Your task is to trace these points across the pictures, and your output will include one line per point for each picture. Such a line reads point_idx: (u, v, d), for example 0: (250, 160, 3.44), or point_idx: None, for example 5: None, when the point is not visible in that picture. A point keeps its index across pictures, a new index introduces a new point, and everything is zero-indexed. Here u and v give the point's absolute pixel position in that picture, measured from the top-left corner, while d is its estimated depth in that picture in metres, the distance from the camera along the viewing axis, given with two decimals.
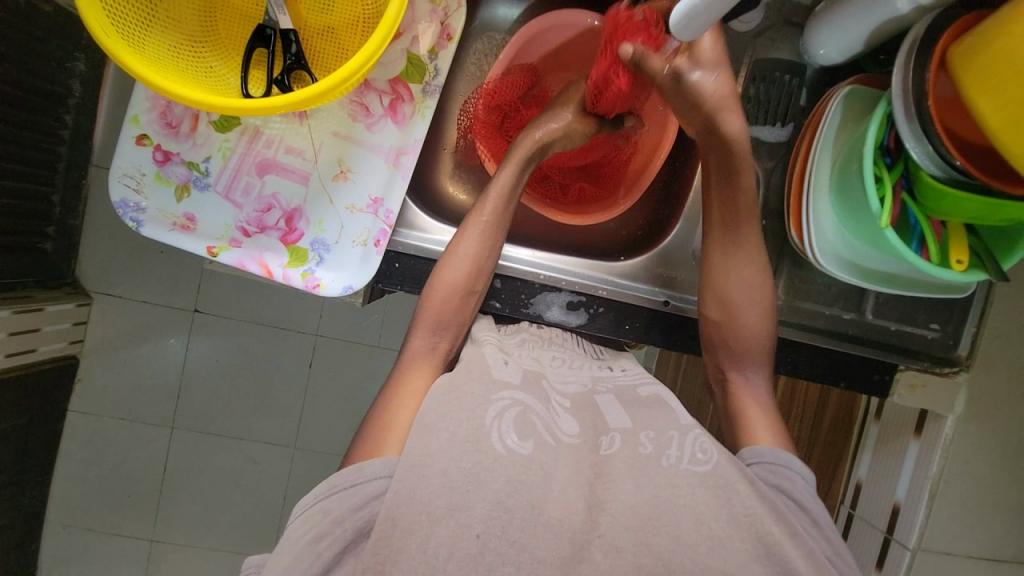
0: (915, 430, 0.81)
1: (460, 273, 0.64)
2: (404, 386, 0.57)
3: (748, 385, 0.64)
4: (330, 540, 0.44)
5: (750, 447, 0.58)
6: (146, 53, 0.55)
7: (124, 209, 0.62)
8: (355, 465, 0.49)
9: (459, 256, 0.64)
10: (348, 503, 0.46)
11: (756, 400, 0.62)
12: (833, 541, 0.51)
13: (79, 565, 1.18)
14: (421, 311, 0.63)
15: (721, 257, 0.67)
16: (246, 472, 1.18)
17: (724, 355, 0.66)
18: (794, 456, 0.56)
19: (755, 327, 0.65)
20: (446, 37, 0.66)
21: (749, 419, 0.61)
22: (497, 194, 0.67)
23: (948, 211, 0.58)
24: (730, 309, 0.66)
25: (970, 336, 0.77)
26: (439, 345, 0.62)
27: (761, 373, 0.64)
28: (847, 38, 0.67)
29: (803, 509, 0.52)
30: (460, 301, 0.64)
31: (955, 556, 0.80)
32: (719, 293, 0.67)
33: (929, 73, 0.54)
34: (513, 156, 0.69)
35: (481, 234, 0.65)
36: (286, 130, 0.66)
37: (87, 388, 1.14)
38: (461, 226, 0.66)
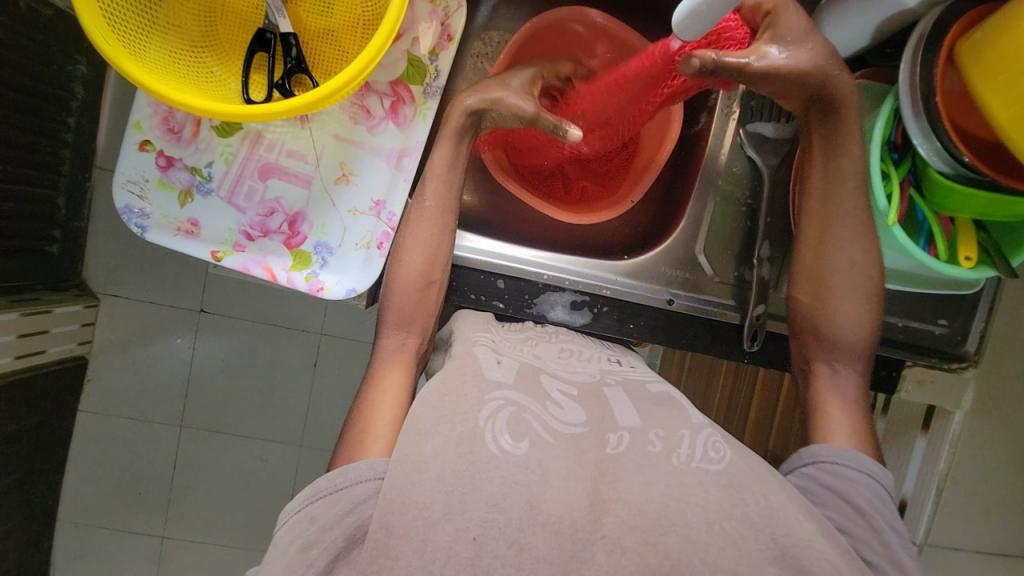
0: (923, 426, 0.80)
1: (414, 267, 0.63)
2: (380, 388, 0.57)
3: (835, 378, 0.60)
4: (321, 549, 0.44)
5: (808, 446, 0.57)
6: (147, 58, 0.55)
7: (129, 215, 0.62)
8: (341, 468, 0.49)
9: (409, 250, 0.63)
10: (340, 504, 0.46)
11: (843, 397, 0.59)
12: (891, 547, 0.48)
13: (92, 562, 1.20)
14: (384, 312, 0.63)
15: (819, 238, 0.61)
16: (254, 470, 1.19)
17: (812, 343, 0.62)
18: (861, 455, 0.54)
19: (851, 313, 0.60)
20: (446, 37, 0.66)
21: (825, 417, 0.58)
22: (434, 180, 0.65)
23: (956, 207, 0.57)
24: (822, 291, 0.61)
25: (979, 332, 0.75)
26: (408, 340, 0.62)
27: (854, 365, 0.60)
28: (854, 32, 0.66)
29: (859, 514, 0.50)
30: (421, 292, 0.64)
31: (957, 548, 0.80)
32: (813, 275, 0.61)
33: (936, 69, 0.54)
34: (445, 131, 0.66)
35: (426, 224, 0.64)
36: (287, 133, 0.65)
37: (95, 388, 1.15)
38: (405, 221, 0.65)
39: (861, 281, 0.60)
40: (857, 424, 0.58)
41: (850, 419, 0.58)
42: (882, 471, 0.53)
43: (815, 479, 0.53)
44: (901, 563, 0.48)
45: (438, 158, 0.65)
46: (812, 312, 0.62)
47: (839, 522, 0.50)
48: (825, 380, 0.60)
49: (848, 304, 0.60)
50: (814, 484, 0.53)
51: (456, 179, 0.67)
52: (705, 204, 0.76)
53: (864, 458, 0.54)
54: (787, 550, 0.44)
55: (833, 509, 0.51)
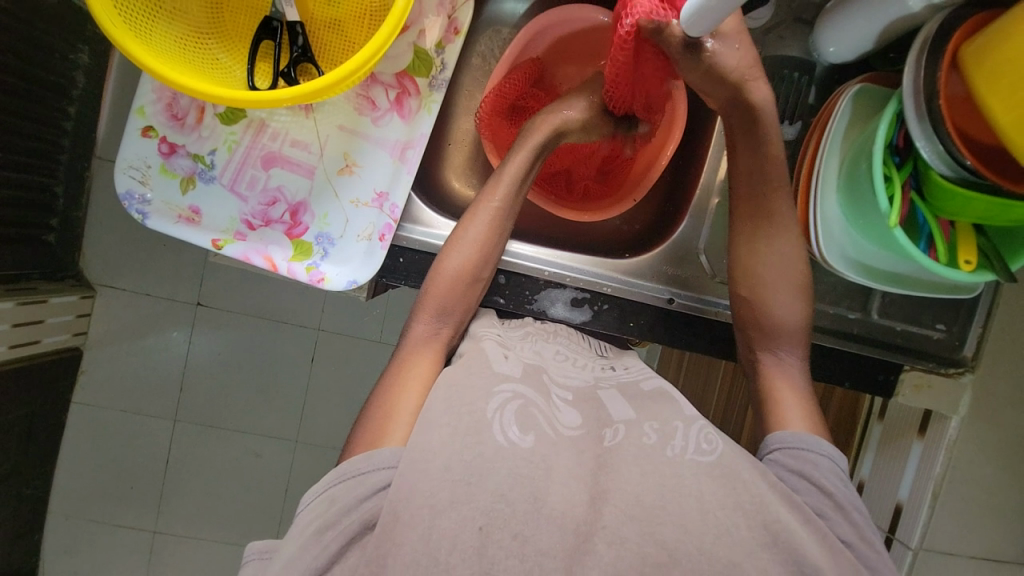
0: (919, 430, 0.81)
1: (465, 259, 0.64)
2: (408, 371, 0.57)
3: (780, 365, 0.64)
4: (338, 529, 0.44)
5: (772, 433, 0.58)
6: (153, 43, 0.54)
7: (130, 200, 0.62)
8: (365, 454, 0.49)
9: (465, 243, 0.64)
10: (356, 491, 0.46)
11: (789, 379, 0.63)
12: (858, 524, 0.50)
13: (82, 556, 1.19)
14: (425, 298, 0.63)
15: (751, 235, 0.67)
16: (248, 465, 1.18)
17: (755, 332, 0.66)
18: (820, 438, 0.56)
19: (788, 306, 0.65)
20: (453, 31, 0.66)
21: (779, 402, 0.61)
22: (511, 182, 0.67)
23: (956, 210, 0.57)
24: (760, 285, 0.66)
25: (977, 336, 0.76)
26: (441, 331, 0.62)
27: (794, 350, 0.65)
28: (857, 35, 0.66)
29: (826, 494, 0.52)
30: (466, 288, 0.64)
31: (952, 554, 0.80)
32: (752, 269, 0.67)
33: (941, 71, 0.54)
34: (525, 142, 0.69)
35: (489, 221, 0.66)
36: (292, 123, 0.65)
37: (89, 379, 1.14)
38: (470, 211, 0.66)
39: (789, 276, 0.66)
40: (807, 406, 0.61)
41: (801, 404, 0.61)
42: (840, 456, 0.55)
43: (782, 464, 0.55)
44: (871, 541, 0.50)
45: (513, 163, 0.67)
46: (755, 305, 0.66)
47: (811, 506, 0.51)
48: (772, 367, 0.64)
49: (781, 295, 0.65)
50: (780, 468, 0.54)
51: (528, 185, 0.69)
52: (707, 204, 0.76)
53: (824, 444, 0.56)
54: (789, 546, 0.44)
55: (807, 495, 0.52)
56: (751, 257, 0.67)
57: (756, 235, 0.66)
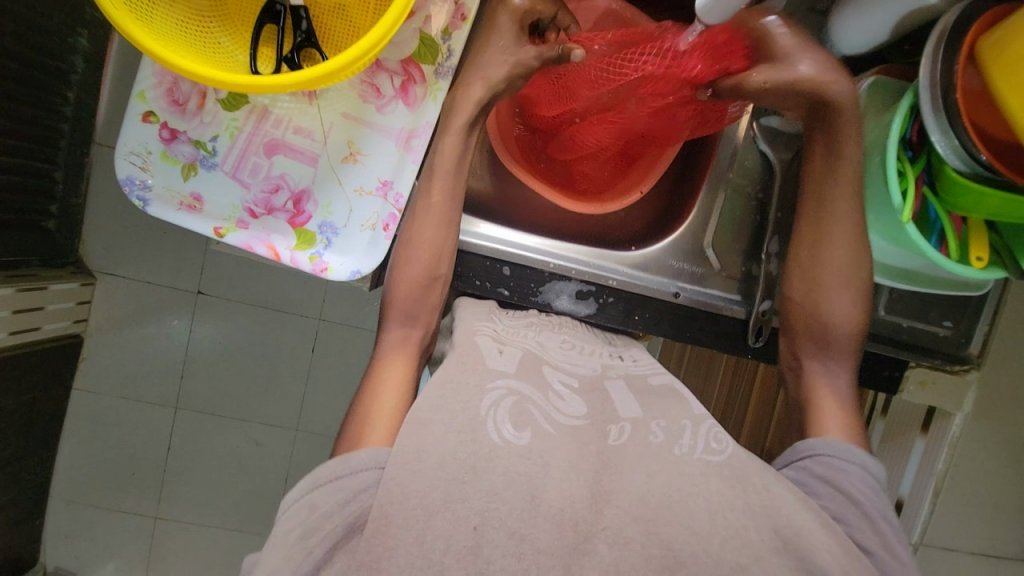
0: (922, 427, 0.80)
1: (420, 261, 0.63)
2: (382, 380, 0.57)
3: (828, 374, 0.62)
4: (321, 536, 0.44)
5: (807, 439, 0.57)
6: (154, 26, 0.53)
7: (130, 186, 0.61)
8: (343, 456, 0.49)
9: (415, 245, 0.63)
10: (340, 493, 0.46)
11: (835, 390, 0.61)
12: (884, 534, 0.49)
13: (83, 540, 1.19)
14: (388, 305, 0.62)
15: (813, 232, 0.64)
16: (248, 453, 1.19)
17: (806, 339, 0.64)
18: (859, 449, 0.55)
19: (842, 312, 0.63)
20: (460, 17, 0.65)
21: (820, 410, 0.60)
22: (446, 174, 0.64)
23: (969, 207, 0.57)
24: (816, 289, 0.64)
25: (982, 335, 0.74)
26: (412, 335, 0.61)
27: (844, 360, 0.62)
28: (870, 26, 0.65)
29: (854, 502, 0.51)
30: (425, 289, 0.63)
31: (948, 549, 0.81)
32: (807, 274, 0.64)
33: (958, 64, 0.53)
34: (452, 120, 0.64)
35: (433, 217, 0.63)
36: (295, 109, 0.64)
37: (91, 366, 1.14)
38: (411, 213, 0.64)
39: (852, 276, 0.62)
40: (850, 419, 0.59)
41: (843, 413, 0.59)
42: (877, 464, 0.54)
43: (812, 471, 0.54)
44: (895, 549, 0.49)
45: (446, 149, 0.63)
46: (806, 312, 0.64)
47: (833, 511, 0.50)
48: (818, 375, 0.62)
49: (839, 301, 0.63)
50: (808, 475, 0.54)
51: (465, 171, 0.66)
52: (715, 196, 0.75)
53: (856, 450, 0.55)
54: (793, 546, 0.43)
55: (829, 499, 0.51)
56: (807, 260, 0.64)
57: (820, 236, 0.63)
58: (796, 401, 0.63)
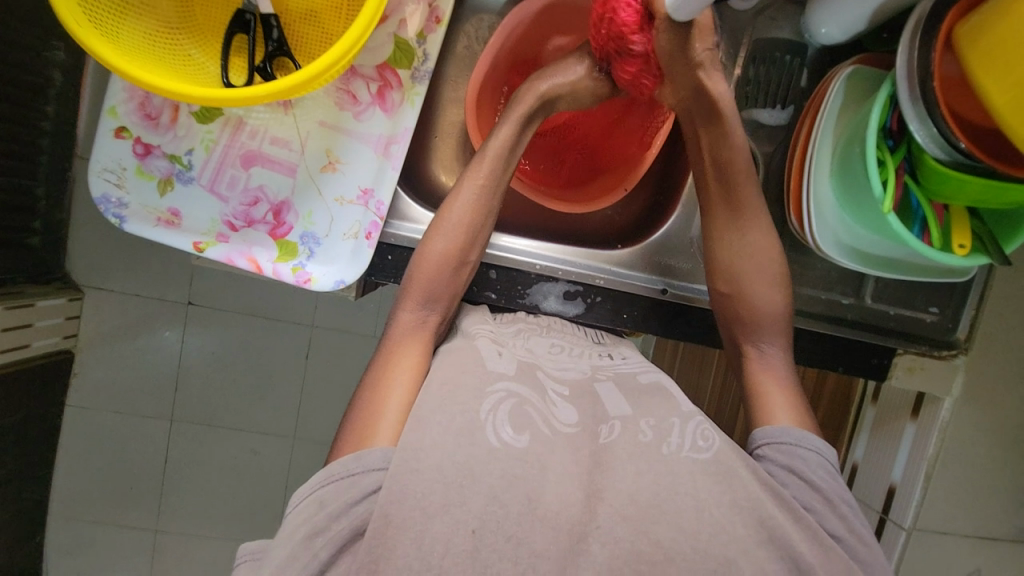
0: (912, 412, 0.82)
1: (452, 242, 0.63)
2: (393, 364, 0.56)
3: (763, 359, 0.63)
4: (329, 535, 0.44)
5: (762, 427, 0.57)
6: (120, 41, 0.52)
7: (106, 204, 0.60)
8: (355, 454, 0.48)
9: (452, 224, 0.63)
10: (349, 492, 0.46)
11: (773, 373, 0.61)
12: (847, 519, 0.50)
13: (83, 556, 1.19)
14: (409, 285, 0.61)
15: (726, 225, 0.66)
16: (246, 463, 1.18)
17: (738, 329, 0.65)
18: (809, 433, 0.55)
19: (769, 296, 0.64)
20: (435, 19, 0.64)
21: (764, 396, 0.60)
22: (495, 157, 0.65)
23: (950, 194, 0.57)
24: (739, 279, 0.65)
25: (969, 318, 0.76)
26: (429, 318, 0.61)
27: (777, 343, 0.63)
28: (849, 17, 0.65)
29: (814, 488, 0.51)
30: (453, 271, 0.63)
31: (944, 532, 0.82)
32: (728, 264, 0.66)
33: (935, 53, 0.53)
34: (513, 112, 0.66)
35: (475, 198, 0.64)
36: (271, 119, 0.63)
37: (83, 382, 1.13)
38: (454, 191, 0.64)
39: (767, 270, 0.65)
40: (794, 401, 0.59)
41: (786, 395, 0.60)
42: (829, 448, 0.55)
43: (773, 459, 0.54)
44: (862, 536, 0.49)
45: (500, 136, 0.65)
46: (730, 304, 0.66)
47: (799, 499, 0.50)
48: (755, 360, 0.63)
49: (762, 285, 0.64)
50: (772, 465, 0.53)
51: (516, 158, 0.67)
52: None
53: (810, 436, 0.55)
54: (781, 538, 0.44)
55: (798, 490, 0.51)
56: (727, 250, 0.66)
57: (732, 229, 0.66)
58: (743, 392, 0.62)
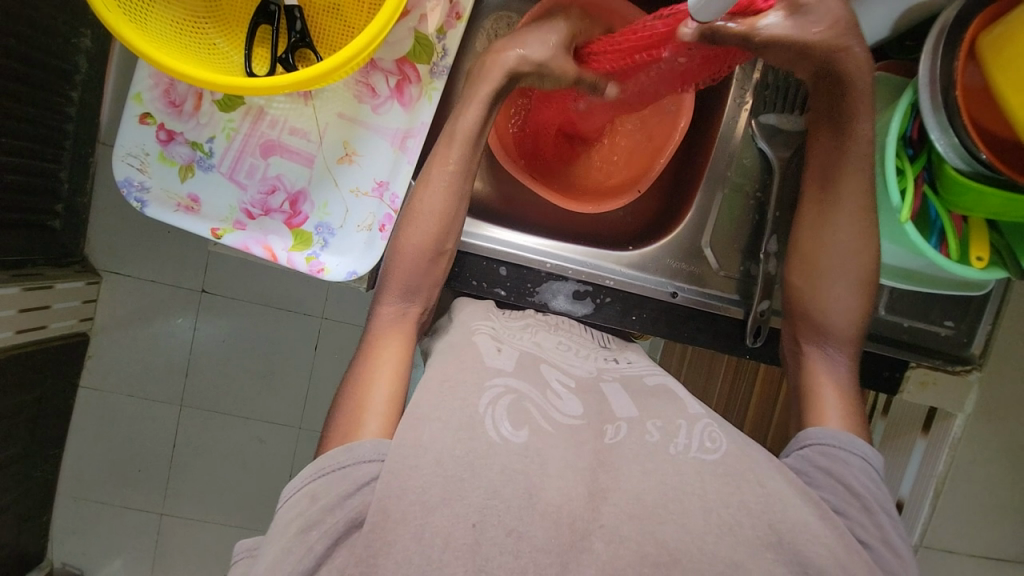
0: (923, 428, 0.80)
1: (425, 233, 0.63)
2: (379, 356, 0.57)
3: (827, 361, 0.61)
4: (322, 530, 0.44)
5: (807, 429, 0.57)
6: (149, 28, 0.53)
7: (129, 188, 0.61)
8: (344, 446, 0.49)
9: (424, 216, 0.62)
10: (343, 485, 0.46)
11: (835, 377, 0.61)
12: (884, 529, 0.49)
13: (89, 535, 1.21)
14: (387, 279, 0.62)
15: (814, 216, 0.63)
16: (252, 451, 1.20)
17: (803, 326, 0.64)
18: (859, 438, 0.55)
19: (843, 298, 0.62)
20: (455, 16, 0.65)
21: (818, 399, 0.59)
22: (462, 144, 0.64)
23: (970, 205, 0.56)
24: (816, 276, 0.63)
25: (984, 335, 0.74)
26: (408, 310, 0.62)
27: (844, 350, 0.62)
28: (872, 24, 0.64)
29: (854, 496, 0.50)
30: (430, 263, 0.63)
31: (952, 550, 0.81)
32: (808, 260, 0.63)
33: (959, 61, 0.52)
34: (478, 92, 0.64)
35: (446, 188, 0.63)
36: (290, 110, 0.64)
37: (97, 364, 1.15)
38: (423, 178, 0.64)
39: (852, 268, 0.61)
40: (850, 408, 0.59)
41: (840, 399, 0.59)
42: (875, 454, 0.54)
43: (812, 461, 0.54)
44: (894, 544, 0.48)
45: (466, 117, 0.64)
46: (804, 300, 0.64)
47: (831, 504, 0.50)
48: (818, 362, 0.62)
49: (838, 287, 0.62)
50: (806, 464, 0.53)
51: (483, 145, 0.66)
52: (714, 195, 0.74)
53: (857, 441, 0.55)
54: (792, 547, 0.43)
55: (830, 491, 0.51)
56: (811, 243, 0.63)
57: (818, 219, 0.62)
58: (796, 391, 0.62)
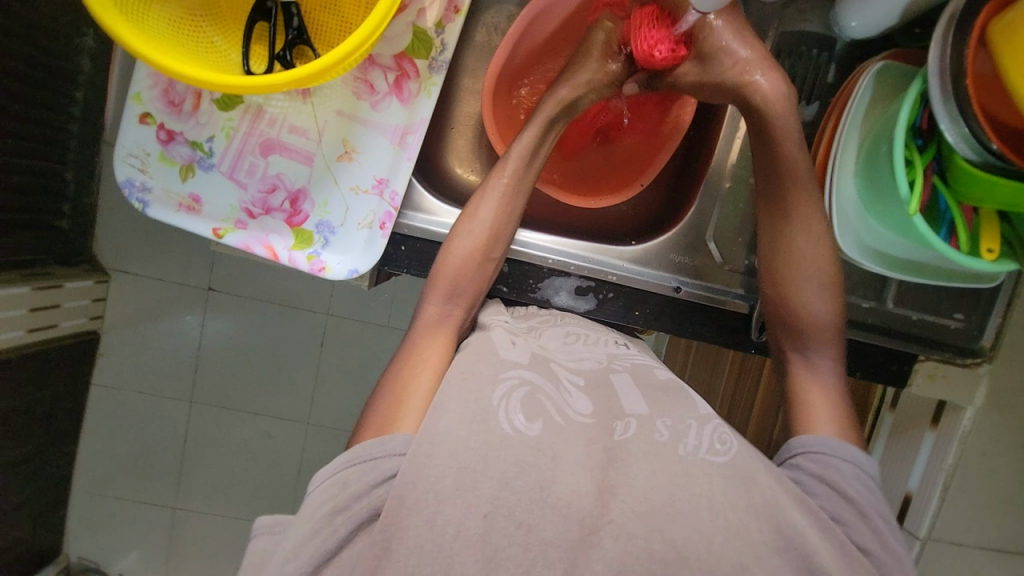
0: (932, 421, 0.80)
1: (477, 240, 0.64)
2: (419, 355, 0.57)
3: (810, 366, 0.61)
4: (348, 514, 0.44)
5: (800, 436, 0.57)
6: (146, 27, 0.53)
7: (130, 189, 0.62)
8: (379, 438, 0.49)
9: (478, 221, 0.65)
10: (369, 475, 0.46)
11: (822, 383, 0.60)
12: (880, 533, 0.48)
13: (104, 530, 1.24)
14: (434, 280, 0.63)
15: (773, 225, 0.64)
16: (261, 446, 1.21)
17: (783, 334, 0.64)
18: (853, 446, 0.54)
19: (818, 303, 0.62)
20: (453, 10, 0.64)
21: (810, 402, 0.59)
22: (518, 157, 0.66)
23: (981, 197, 0.55)
24: (785, 285, 0.64)
25: (995, 327, 0.73)
26: (452, 312, 0.62)
27: (827, 352, 0.62)
28: (881, 10, 0.63)
29: (848, 500, 0.50)
30: (478, 267, 0.64)
31: (962, 543, 0.80)
32: (774, 269, 0.65)
33: (969, 48, 0.50)
34: (536, 117, 0.68)
35: (500, 196, 0.66)
36: (289, 108, 0.64)
37: (107, 362, 1.17)
38: (481, 187, 0.66)
39: (819, 273, 0.63)
40: (840, 411, 0.58)
41: (832, 405, 0.58)
42: (869, 460, 0.54)
43: (806, 468, 0.53)
44: (892, 548, 0.48)
45: (526, 137, 0.67)
46: (779, 305, 0.64)
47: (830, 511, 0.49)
48: (803, 369, 0.62)
49: (808, 293, 0.63)
50: (803, 474, 0.53)
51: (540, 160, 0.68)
52: (719, 188, 0.74)
53: (849, 447, 0.54)
54: (802, 544, 0.43)
55: (826, 498, 0.50)
56: (775, 254, 0.64)
57: (778, 230, 0.64)
58: (785, 398, 0.61)
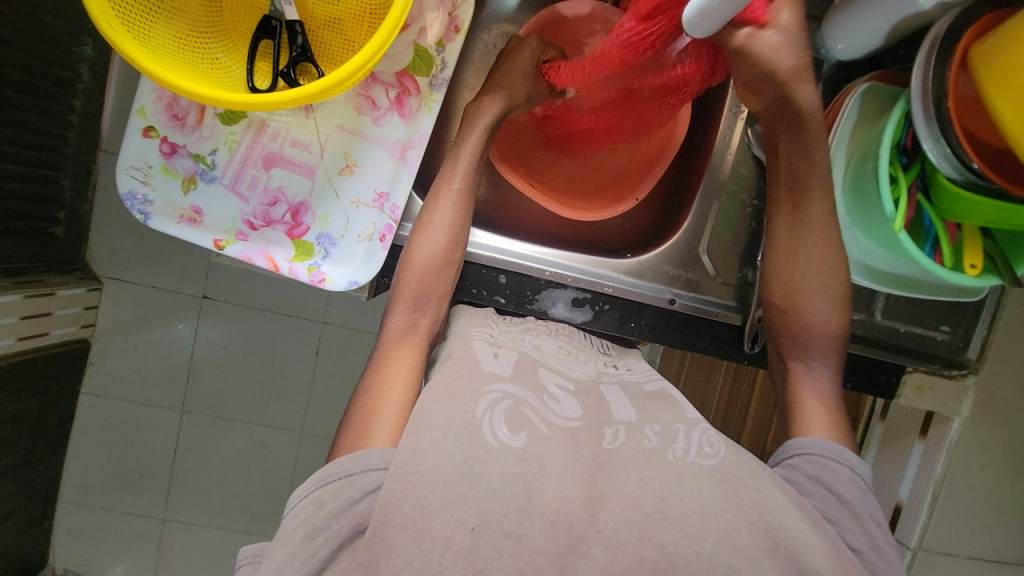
0: (921, 431, 0.81)
1: (434, 246, 0.65)
2: (392, 367, 0.58)
3: (811, 375, 0.62)
4: (327, 535, 0.44)
5: (795, 439, 0.58)
6: (152, 44, 0.54)
7: (132, 201, 0.62)
8: (352, 455, 0.50)
9: (434, 228, 0.65)
10: (348, 491, 0.47)
11: (818, 391, 0.61)
12: (874, 535, 0.49)
13: (91, 541, 1.22)
14: (398, 291, 0.63)
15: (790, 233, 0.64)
16: (254, 455, 1.20)
17: (788, 342, 0.65)
18: (847, 449, 0.56)
19: (825, 314, 0.63)
20: (454, 29, 0.65)
21: (805, 409, 0.60)
22: (465, 161, 0.67)
23: (963, 213, 0.57)
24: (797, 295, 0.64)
25: (980, 339, 0.74)
26: (418, 321, 0.63)
27: (827, 361, 0.63)
28: (864, 33, 0.65)
29: (842, 502, 0.51)
30: (439, 272, 0.65)
31: (950, 550, 0.81)
32: (784, 278, 0.65)
33: (950, 73, 0.53)
34: (478, 118, 0.68)
35: (452, 202, 0.66)
36: (292, 122, 0.65)
37: (98, 369, 1.16)
38: (432, 195, 0.66)
39: (832, 284, 0.63)
40: (835, 420, 0.60)
41: (828, 413, 0.60)
42: (863, 463, 0.55)
43: (800, 469, 0.54)
44: (884, 551, 0.49)
45: (469, 138, 0.67)
46: (787, 314, 0.65)
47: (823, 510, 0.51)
48: (802, 377, 0.63)
49: (817, 303, 0.63)
50: (797, 473, 0.54)
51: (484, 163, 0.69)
52: (711, 202, 0.75)
53: (846, 451, 0.55)
54: (789, 552, 0.44)
55: (819, 498, 0.51)
56: (785, 263, 0.65)
57: (794, 239, 0.64)
58: (785, 405, 0.63)
